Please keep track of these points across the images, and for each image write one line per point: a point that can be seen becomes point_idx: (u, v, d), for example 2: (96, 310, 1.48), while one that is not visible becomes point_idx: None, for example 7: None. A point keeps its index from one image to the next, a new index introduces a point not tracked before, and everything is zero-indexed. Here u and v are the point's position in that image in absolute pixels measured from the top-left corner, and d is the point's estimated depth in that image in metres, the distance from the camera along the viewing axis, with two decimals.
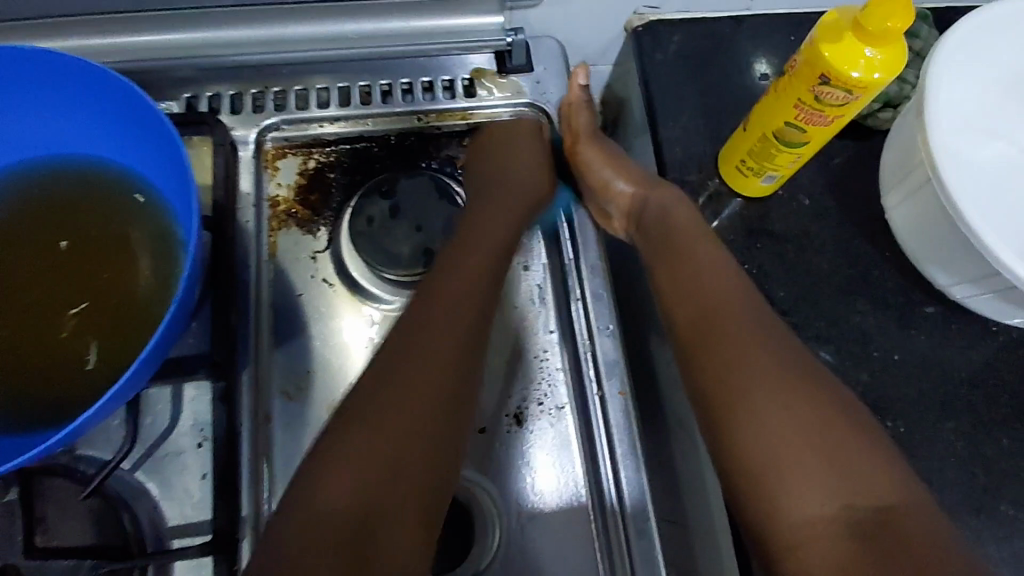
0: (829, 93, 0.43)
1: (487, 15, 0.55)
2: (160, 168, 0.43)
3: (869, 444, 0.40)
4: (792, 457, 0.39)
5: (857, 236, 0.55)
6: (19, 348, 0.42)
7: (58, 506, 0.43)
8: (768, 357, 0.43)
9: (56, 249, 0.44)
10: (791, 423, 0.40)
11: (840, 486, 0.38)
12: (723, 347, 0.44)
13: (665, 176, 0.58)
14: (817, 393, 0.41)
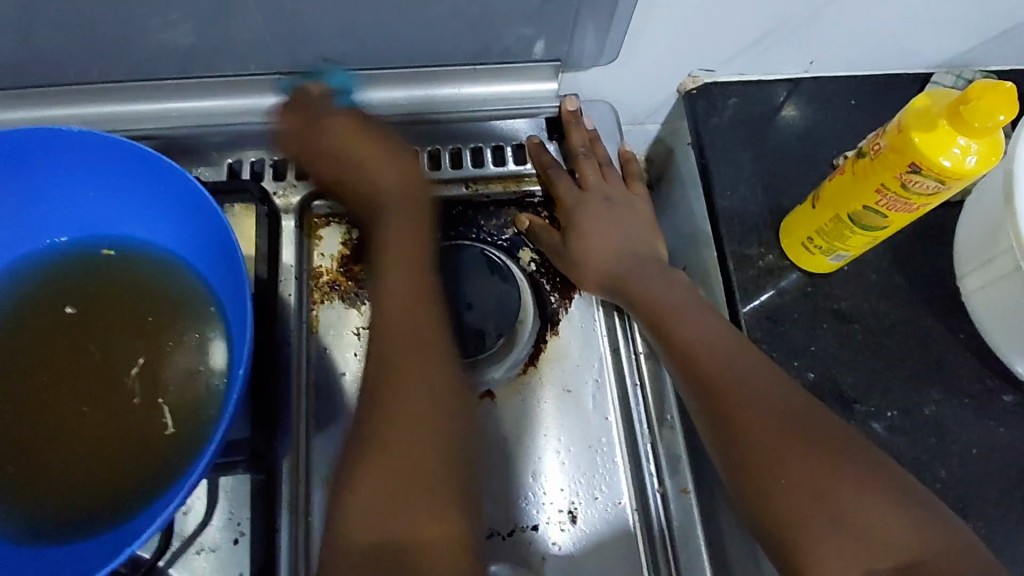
0: (918, 181, 0.40)
1: (542, 82, 0.53)
2: (206, 247, 0.41)
3: (878, 477, 0.37)
4: (803, 525, 0.36)
5: (929, 317, 0.52)
6: (53, 448, 0.39)
7: None
8: (762, 415, 0.39)
9: (88, 336, 0.41)
10: (803, 481, 0.37)
11: (851, 547, 0.35)
12: (713, 402, 0.41)
13: (722, 246, 0.55)
14: (818, 439, 0.38)
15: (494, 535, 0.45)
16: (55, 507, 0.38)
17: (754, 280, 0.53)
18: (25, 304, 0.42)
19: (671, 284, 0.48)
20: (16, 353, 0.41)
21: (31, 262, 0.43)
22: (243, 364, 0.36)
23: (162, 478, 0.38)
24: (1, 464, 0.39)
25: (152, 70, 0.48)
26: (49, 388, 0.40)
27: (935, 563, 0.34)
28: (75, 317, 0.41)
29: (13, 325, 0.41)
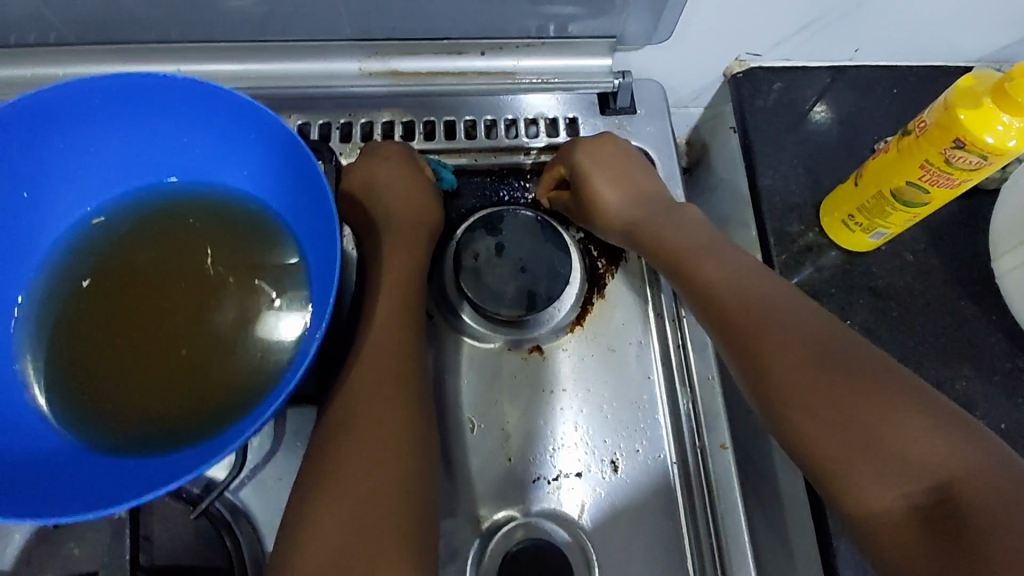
0: (961, 156, 0.42)
1: (596, 58, 0.55)
2: (281, 183, 0.44)
3: (915, 401, 0.37)
4: (839, 458, 0.38)
5: (962, 297, 0.54)
6: (140, 375, 0.42)
7: (167, 525, 0.43)
8: (792, 355, 0.41)
9: (169, 276, 0.44)
10: (837, 414, 0.38)
11: (887, 471, 0.36)
12: (742, 343, 0.43)
13: (763, 224, 0.57)
14: (852, 371, 0.39)
15: (540, 479, 0.48)
16: (142, 425, 0.41)
17: (793, 257, 0.56)
18: (119, 242, 0.45)
19: (699, 232, 0.50)
20: (114, 285, 0.44)
21: (123, 208, 0.46)
22: (332, 288, 0.39)
23: (243, 393, 0.41)
24: (94, 386, 0.42)
25: (232, 33, 0.51)
26: (136, 325, 0.43)
27: (973, 487, 0.34)
28: (165, 255, 0.45)
29: (110, 259, 0.45)
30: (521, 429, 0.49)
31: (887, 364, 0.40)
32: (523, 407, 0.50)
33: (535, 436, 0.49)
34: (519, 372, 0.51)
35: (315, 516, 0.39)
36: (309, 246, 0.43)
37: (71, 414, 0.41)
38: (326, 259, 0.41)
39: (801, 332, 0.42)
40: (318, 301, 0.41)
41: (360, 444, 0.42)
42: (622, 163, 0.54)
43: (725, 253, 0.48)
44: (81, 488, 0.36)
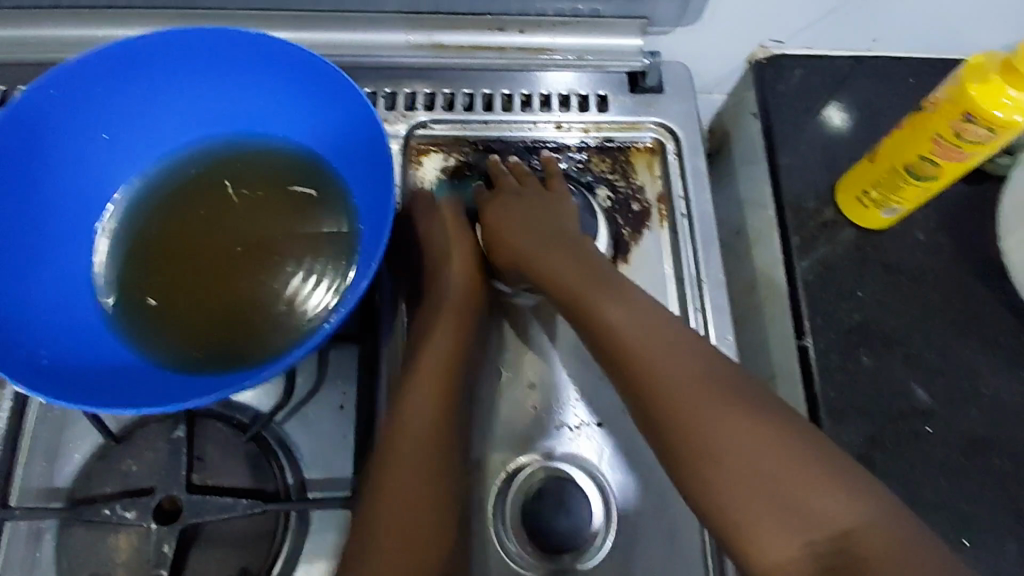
0: (970, 130, 0.45)
1: (628, 38, 0.59)
2: (330, 130, 0.47)
3: (833, 463, 0.42)
4: (744, 508, 0.41)
5: (971, 274, 0.57)
6: (193, 296, 0.46)
7: (219, 448, 0.46)
8: (719, 410, 0.44)
9: (222, 209, 0.48)
10: (745, 463, 0.42)
11: (789, 524, 0.40)
12: (654, 408, 0.45)
13: (781, 201, 0.60)
14: (772, 424, 0.43)
15: (562, 426, 0.51)
16: (199, 350, 0.44)
17: (808, 233, 0.58)
18: (178, 177, 0.49)
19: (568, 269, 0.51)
20: (171, 215, 0.48)
21: (184, 157, 0.49)
22: (386, 228, 0.42)
23: (297, 317, 0.45)
24: (150, 304, 0.46)
25: (289, 2, 0.55)
26: (196, 262, 0.47)
27: (870, 538, 0.39)
28: (220, 190, 0.49)
29: (168, 192, 0.49)
30: (548, 379, 0.52)
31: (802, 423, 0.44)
32: (549, 359, 0.53)
33: (560, 385, 0.52)
34: (548, 326, 0.54)
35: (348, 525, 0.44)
36: (358, 185, 0.47)
37: (131, 332, 0.45)
38: (379, 196, 0.45)
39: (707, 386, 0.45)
40: (372, 245, 0.44)
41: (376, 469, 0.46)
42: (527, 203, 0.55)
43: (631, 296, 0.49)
44: (151, 392, 0.40)
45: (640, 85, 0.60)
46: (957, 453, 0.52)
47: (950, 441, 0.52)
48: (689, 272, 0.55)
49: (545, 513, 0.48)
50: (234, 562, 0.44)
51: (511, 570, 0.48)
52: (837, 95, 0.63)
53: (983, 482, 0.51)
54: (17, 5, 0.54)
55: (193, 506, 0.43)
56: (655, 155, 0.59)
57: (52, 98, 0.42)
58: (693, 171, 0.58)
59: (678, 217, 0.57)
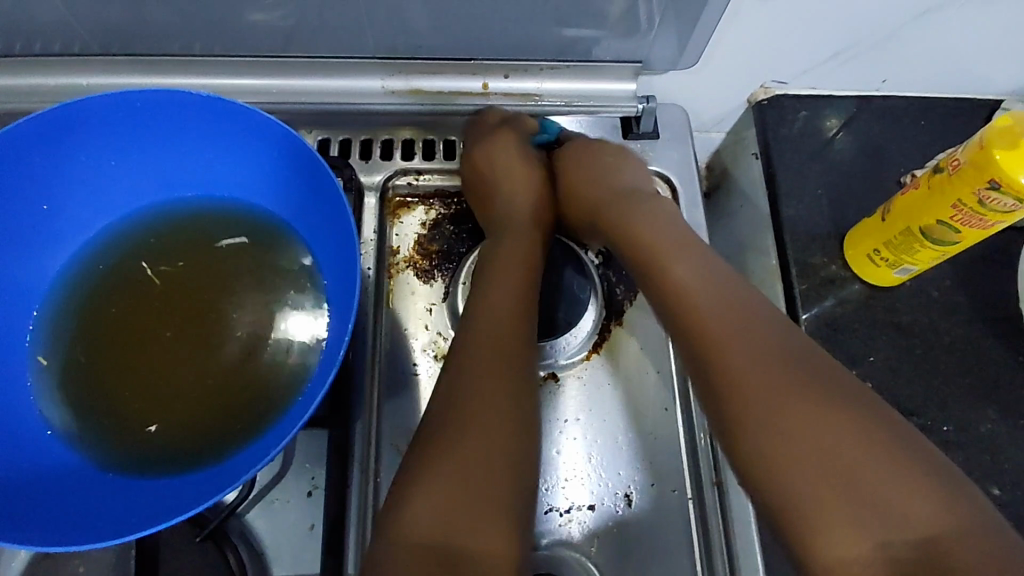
0: (996, 199, 0.41)
1: (621, 82, 0.54)
2: (292, 194, 0.44)
3: (903, 442, 0.35)
4: (812, 486, 0.35)
5: (989, 335, 0.53)
6: (129, 384, 0.42)
7: (174, 542, 0.42)
8: (796, 387, 0.37)
9: (162, 284, 0.44)
10: (809, 439, 0.36)
11: (866, 515, 0.33)
12: (712, 374, 0.40)
13: (785, 254, 0.56)
14: (847, 405, 0.37)
15: (551, 510, 0.47)
16: (142, 449, 0.40)
17: (814, 290, 0.55)
18: (116, 252, 0.45)
19: (672, 225, 0.48)
20: (105, 287, 0.44)
21: (129, 227, 0.45)
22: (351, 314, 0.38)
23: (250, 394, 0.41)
24: (80, 393, 0.42)
25: (254, 49, 0.51)
26: (143, 336, 0.43)
27: (966, 549, 0.32)
28: (159, 263, 0.45)
29: (103, 267, 0.45)
30: (536, 458, 0.48)
31: (884, 408, 0.37)
32: (538, 436, 0.48)
33: (549, 465, 0.48)
34: (536, 400, 0.49)
35: (406, 505, 0.37)
36: (324, 255, 0.43)
37: (63, 428, 0.41)
38: (342, 274, 0.41)
39: (771, 347, 0.39)
40: (334, 335, 0.40)
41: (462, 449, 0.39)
42: (592, 167, 0.54)
43: (699, 264, 0.44)
44: (85, 514, 0.36)
45: (633, 131, 0.56)
46: None
47: None
48: None
49: None
50: None
51: None
52: (842, 139, 0.60)
53: None
54: None
55: None
56: None
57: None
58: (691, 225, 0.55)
59: None
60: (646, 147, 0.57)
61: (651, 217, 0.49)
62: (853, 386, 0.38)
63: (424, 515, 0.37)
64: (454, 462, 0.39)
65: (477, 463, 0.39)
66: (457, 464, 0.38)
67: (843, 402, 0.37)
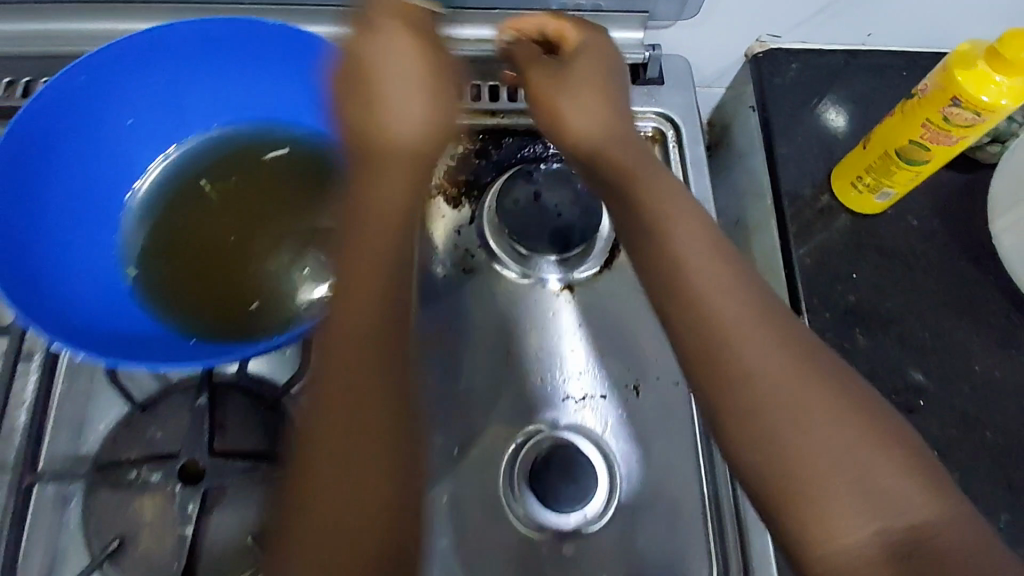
0: (959, 114, 0.47)
1: (629, 31, 0.61)
2: None
3: (875, 416, 0.38)
4: (816, 481, 0.36)
5: (962, 257, 0.59)
6: (209, 270, 0.50)
7: (240, 415, 0.48)
8: (769, 351, 0.39)
9: (240, 192, 0.52)
10: (788, 417, 0.37)
11: (871, 503, 0.36)
12: (715, 355, 0.39)
13: (778, 188, 0.62)
14: (825, 383, 0.38)
15: (567, 398, 0.53)
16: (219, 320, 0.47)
17: (805, 218, 0.60)
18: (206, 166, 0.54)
19: (651, 161, 0.47)
20: (192, 195, 0.53)
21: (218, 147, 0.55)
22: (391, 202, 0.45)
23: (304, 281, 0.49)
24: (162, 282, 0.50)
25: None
26: (220, 233, 0.51)
27: (951, 529, 0.35)
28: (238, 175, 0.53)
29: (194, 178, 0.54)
30: (553, 354, 0.55)
31: (853, 378, 0.39)
32: (556, 335, 0.55)
33: (566, 359, 0.55)
34: (554, 306, 0.56)
35: (299, 518, 0.36)
36: None
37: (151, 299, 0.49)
38: None
39: (759, 319, 0.40)
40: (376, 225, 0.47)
41: (332, 447, 0.37)
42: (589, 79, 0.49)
43: (697, 223, 0.43)
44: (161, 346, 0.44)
45: (642, 75, 0.62)
46: (949, 428, 0.54)
47: (944, 415, 0.54)
48: None
49: (551, 478, 0.50)
50: None
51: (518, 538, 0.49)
52: (832, 86, 0.66)
53: (976, 454, 0.53)
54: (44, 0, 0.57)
55: (216, 469, 0.45)
56: (655, 143, 0.61)
57: (81, 81, 0.47)
58: (694, 159, 0.61)
59: None
60: (653, 91, 0.62)
61: (639, 165, 0.46)
62: (824, 356, 0.40)
63: (334, 505, 0.36)
64: (346, 460, 0.37)
65: (372, 482, 0.37)
66: (339, 440, 0.37)
67: (819, 372, 0.38)
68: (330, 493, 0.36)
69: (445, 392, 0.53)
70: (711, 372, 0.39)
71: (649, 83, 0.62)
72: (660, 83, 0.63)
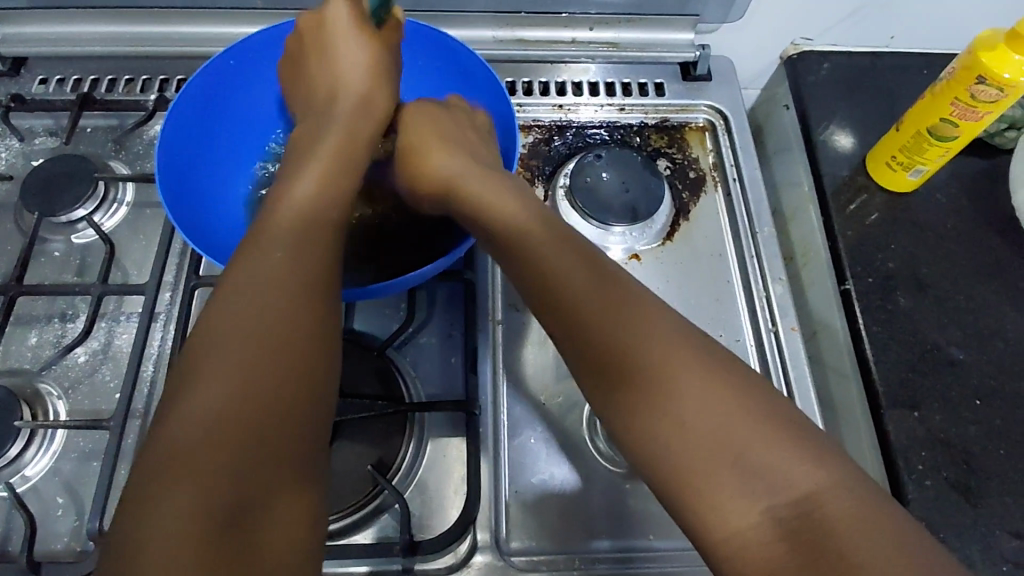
0: (984, 91, 0.54)
1: (680, 33, 0.70)
2: None
3: (729, 377, 0.38)
4: (699, 459, 0.35)
5: (989, 229, 0.65)
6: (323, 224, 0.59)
7: (351, 362, 0.54)
8: (609, 319, 0.40)
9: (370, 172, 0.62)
10: (657, 388, 0.38)
11: (753, 481, 0.34)
12: (570, 322, 0.41)
13: (818, 171, 0.68)
14: (706, 362, 0.38)
15: None
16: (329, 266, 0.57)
17: (843, 195, 0.67)
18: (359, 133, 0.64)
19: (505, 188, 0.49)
20: None
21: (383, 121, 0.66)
22: None
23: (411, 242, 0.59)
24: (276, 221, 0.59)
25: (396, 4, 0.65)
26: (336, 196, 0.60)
27: (838, 499, 0.34)
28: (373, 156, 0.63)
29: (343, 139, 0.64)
30: None
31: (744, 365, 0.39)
32: None
33: None
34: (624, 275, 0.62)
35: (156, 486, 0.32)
36: None
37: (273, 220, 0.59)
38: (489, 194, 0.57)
39: (570, 279, 0.42)
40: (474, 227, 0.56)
41: (192, 402, 0.34)
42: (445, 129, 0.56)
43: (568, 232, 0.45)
44: None
45: (692, 72, 0.70)
46: (987, 378, 0.59)
47: (982, 367, 0.59)
48: (742, 226, 0.63)
49: None
50: (370, 456, 0.51)
51: (602, 476, 0.54)
52: (864, 81, 0.72)
53: (1016, 402, 0.58)
54: (172, 6, 0.66)
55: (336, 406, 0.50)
56: (706, 133, 0.68)
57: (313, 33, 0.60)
58: (742, 144, 0.67)
59: (728, 181, 0.66)
60: (702, 87, 0.70)
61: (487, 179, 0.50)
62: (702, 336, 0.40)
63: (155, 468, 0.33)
64: (191, 414, 0.34)
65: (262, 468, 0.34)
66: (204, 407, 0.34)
67: (630, 335, 0.39)
68: (182, 452, 0.33)
69: (528, 347, 0.58)
70: (600, 353, 0.40)
71: (696, 78, 0.69)
72: (709, 79, 0.70)
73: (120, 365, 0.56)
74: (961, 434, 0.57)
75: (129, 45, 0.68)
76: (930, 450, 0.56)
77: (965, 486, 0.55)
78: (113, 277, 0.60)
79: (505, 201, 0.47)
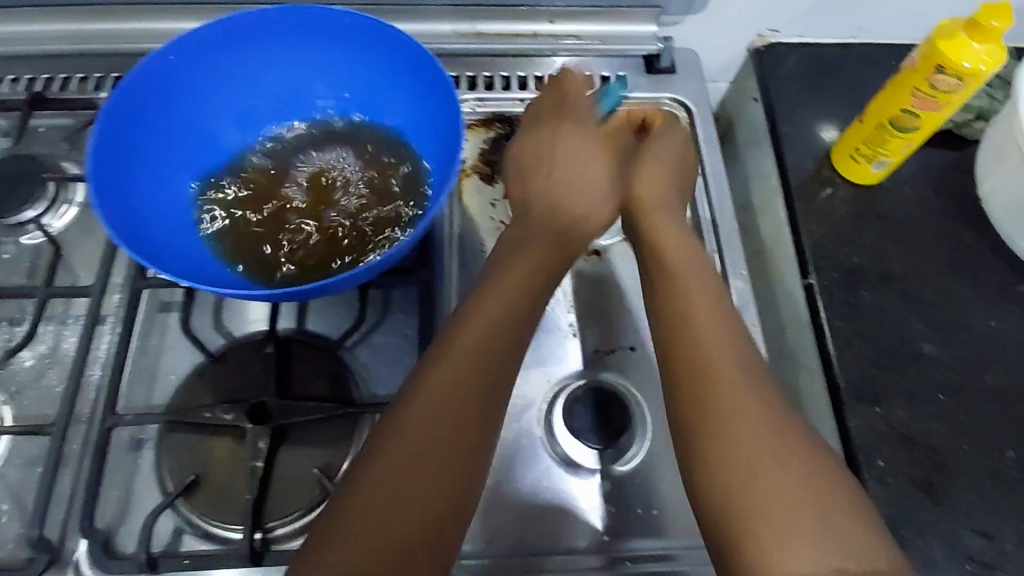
0: (943, 80, 0.53)
1: (644, 25, 0.69)
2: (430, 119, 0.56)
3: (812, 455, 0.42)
4: (762, 517, 0.40)
5: (955, 221, 0.64)
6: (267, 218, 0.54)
7: (301, 363, 0.53)
8: (745, 389, 0.44)
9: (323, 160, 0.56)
10: (734, 444, 0.42)
11: (828, 541, 0.38)
12: (707, 378, 0.45)
13: (784, 164, 0.67)
14: (779, 434, 0.43)
15: (601, 351, 0.58)
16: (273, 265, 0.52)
17: (809, 189, 0.66)
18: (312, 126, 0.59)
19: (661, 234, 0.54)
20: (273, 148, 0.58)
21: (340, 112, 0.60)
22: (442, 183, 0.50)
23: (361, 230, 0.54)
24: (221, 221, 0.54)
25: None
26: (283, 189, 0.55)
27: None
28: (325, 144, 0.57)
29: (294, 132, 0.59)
30: (587, 312, 0.59)
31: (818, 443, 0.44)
32: (589, 296, 0.60)
33: (596, 317, 0.59)
34: (584, 272, 0.61)
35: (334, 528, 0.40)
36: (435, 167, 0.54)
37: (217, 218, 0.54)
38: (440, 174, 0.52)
39: (717, 346, 0.46)
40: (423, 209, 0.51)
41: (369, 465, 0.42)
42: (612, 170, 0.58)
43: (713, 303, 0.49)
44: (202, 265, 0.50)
45: (657, 65, 0.69)
46: (951, 372, 0.58)
47: (947, 362, 0.59)
48: (705, 221, 0.63)
49: None
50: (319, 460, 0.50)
51: (558, 477, 0.53)
52: (832, 73, 0.71)
53: (981, 397, 0.57)
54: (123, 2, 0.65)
55: (282, 409, 0.49)
56: None
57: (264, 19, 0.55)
58: (706, 137, 0.66)
59: (692, 176, 0.65)
60: (667, 80, 0.69)
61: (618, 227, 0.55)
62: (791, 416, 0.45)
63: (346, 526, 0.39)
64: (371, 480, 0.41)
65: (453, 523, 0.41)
66: (381, 466, 0.42)
67: (742, 399, 0.44)
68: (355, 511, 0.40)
69: None
70: (689, 395, 0.45)
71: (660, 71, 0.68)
72: (673, 72, 0.69)
73: (67, 369, 0.55)
74: (925, 430, 0.56)
75: (80, 42, 0.66)
76: (892, 447, 0.55)
77: (928, 482, 0.54)
78: (62, 280, 0.59)
79: (683, 261, 0.52)
